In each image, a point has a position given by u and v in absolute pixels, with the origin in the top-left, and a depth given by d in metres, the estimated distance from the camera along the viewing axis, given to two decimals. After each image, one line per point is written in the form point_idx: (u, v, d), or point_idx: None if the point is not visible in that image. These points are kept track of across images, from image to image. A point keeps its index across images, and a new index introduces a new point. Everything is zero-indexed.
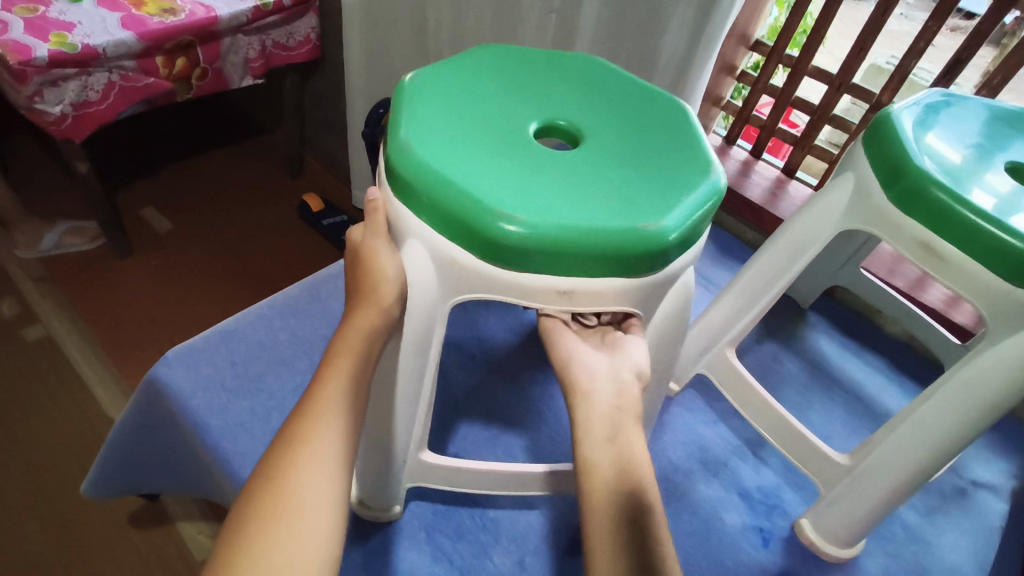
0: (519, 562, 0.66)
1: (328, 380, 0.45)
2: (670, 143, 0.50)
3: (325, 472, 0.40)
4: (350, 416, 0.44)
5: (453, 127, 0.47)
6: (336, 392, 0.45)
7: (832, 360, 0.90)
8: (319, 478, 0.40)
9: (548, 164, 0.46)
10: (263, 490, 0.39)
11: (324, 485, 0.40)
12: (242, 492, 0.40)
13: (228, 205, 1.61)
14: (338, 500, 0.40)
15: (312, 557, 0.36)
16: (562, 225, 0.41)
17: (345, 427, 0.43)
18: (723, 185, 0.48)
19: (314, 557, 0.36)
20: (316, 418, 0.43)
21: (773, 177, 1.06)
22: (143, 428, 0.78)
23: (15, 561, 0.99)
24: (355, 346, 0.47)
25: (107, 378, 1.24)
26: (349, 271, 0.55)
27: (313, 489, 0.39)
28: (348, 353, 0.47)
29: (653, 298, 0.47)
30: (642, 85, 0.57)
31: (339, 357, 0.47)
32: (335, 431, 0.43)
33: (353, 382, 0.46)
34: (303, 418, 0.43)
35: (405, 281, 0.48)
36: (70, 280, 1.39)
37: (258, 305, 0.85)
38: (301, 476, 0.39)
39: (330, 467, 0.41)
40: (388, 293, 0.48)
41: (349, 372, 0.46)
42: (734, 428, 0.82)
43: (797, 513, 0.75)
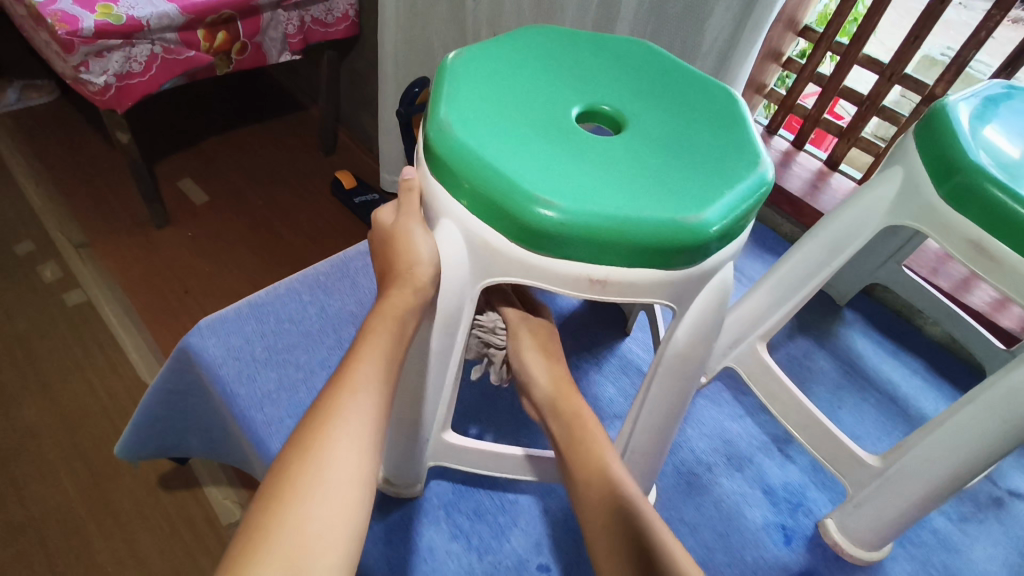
0: (537, 544, 0.66)
1: (362, 353, 0.45)
2: (717, 134, 0.49)
3: (355, 446, 0.40)
4: (381, 392, 0.44)
5: (494, 108, 0.46)
6: (369, 365, 0.45)
7: (867, 360, 0.87)
8: (349, 451, 0.40)
9: (589, 149, 0.45)
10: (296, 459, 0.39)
11: (354, 461, 0.40)
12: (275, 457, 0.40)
13: (262, 179, 1.63)
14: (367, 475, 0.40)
15: (336, 531, 0.36)
16: (600, 212, 0.40)
17: (376, 401, 0.43)
18: (770, 178, 0.46)
19: (338, 532, 0.36)
20: (349, 391, 0.43)
21: (815, 169, 1.03)
22: (174, 393, 0.80)
23: (52, 515, 1.04)
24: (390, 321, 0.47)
25: (142, 344, 1.28)
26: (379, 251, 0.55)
27: (341, 463, 0.39)
28: (382, 329, 0.46)
29: (688, 292, 0.46)
30: (691, 72, 0.55)
31: (372, 330, 0.46)
32: (367, 405, 0.43)
33: (387, 357, 0.45)
34: (335, 390, 0.43)
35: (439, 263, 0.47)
36: (110, 247, 1.43)
37: (289, 279, 0.85)
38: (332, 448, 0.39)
39: (361, 442, 0.41)
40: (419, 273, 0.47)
41: (383, 345, 0.46)
42: (762, 423, 0.81)
43: (822, 512, 0.73)
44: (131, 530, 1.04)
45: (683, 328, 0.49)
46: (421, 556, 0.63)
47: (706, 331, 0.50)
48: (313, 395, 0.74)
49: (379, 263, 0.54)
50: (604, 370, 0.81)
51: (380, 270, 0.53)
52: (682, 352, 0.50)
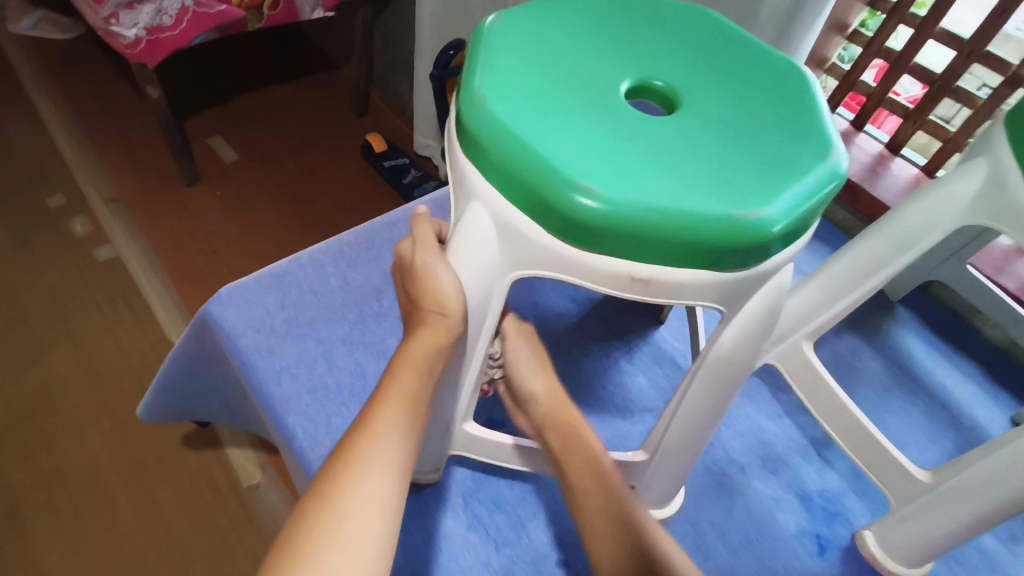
0: (557, 540, 0.64)
1: (386, 394, 0.42)
2: (783, 117, 0.43)
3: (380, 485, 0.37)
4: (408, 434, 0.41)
5: (534, 80, 0.42)
6: (395, 407, 0.41)
7: (918, 362, 0.82)
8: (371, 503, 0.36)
9: (639, 131, 0.40)
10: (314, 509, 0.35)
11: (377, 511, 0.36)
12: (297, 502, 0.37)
13: (292, 140, 1.60)
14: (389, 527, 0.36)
15: None
16: (649, 204, 0.36)
17: (401, 450, 0.40)
18: (842, 171, 0.41)
19: None
20: (373, 435, 0.39)
21: (874, 152, 0.95)
22: (194, 360, 0.79)
23: (79, 468, 1.06)
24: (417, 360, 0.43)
25: (169, 302, 1.28)
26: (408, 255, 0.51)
27: (364, 514, 0.36)
28: (408, 367, 0.43)
29: (740, 294, 0.41)
30: (756, 46, 0.49)
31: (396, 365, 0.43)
32: (391, 452, 0.39)
33: (414, 399, 0.42)
34: (362, 431, 0.40)
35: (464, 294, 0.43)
36: (140, 204, 1.42)
37: (313, 249, 0.83)
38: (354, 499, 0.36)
39: (383, 495, 0.37)
40: (443, 282, 0.44)
41: (409, 386, 0.42)
42: (801, 424, 0.76)
43: (861, 523, 0.69)
44: (155, 487, 1.05)
45: (730, 331, 0.45)
46: (437, 546, 0.61)
47: (755, 336, 0.45)
48: (333, 371, 0.72)
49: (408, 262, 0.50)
50: (635, 360, 0.77)
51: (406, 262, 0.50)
52: (727, 357, 0.46)
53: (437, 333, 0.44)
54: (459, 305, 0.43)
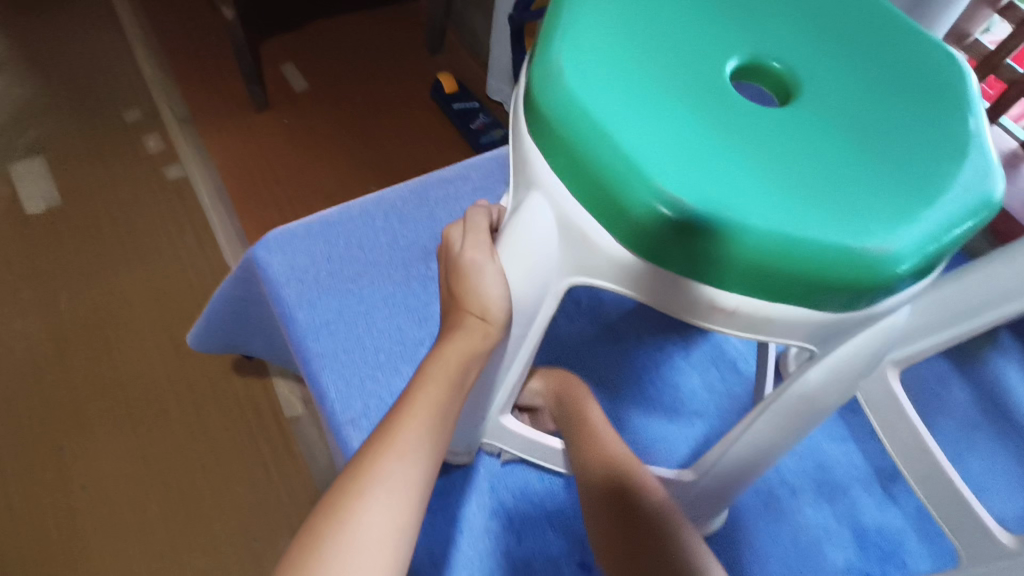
0: (582, 540, 0.61)
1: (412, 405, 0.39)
2: (927, 122, 0.35)
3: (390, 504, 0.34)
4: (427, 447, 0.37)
5: (623, 53, 0.35)
6: (419, 417, 0.38)
7: (1017, 398, 0.72)
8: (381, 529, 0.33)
9: (745, 126, 0.33)
10: (321, 528, 0.33)
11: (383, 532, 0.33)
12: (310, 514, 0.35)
13: (363, 73, 1.56)
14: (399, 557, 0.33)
15: None
16: (745, 223, 0.30)
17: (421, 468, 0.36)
18: (995, 198, 0.33)
19: None
20: (390, 447, 0.36)
21: (1005, 151, 0.82)
22: (239, 300, 0.78)
23: (134, 381, 1.10)
24: (450, 369, 0.40)
25: (230, 228, 1.29)
26: (447, 239, 0.45)
27: (373, 539, 0.33)
28: (440, 376, 0.39)
29: (838, 335, 0.35)
30: (904, 26, 0.40)
31: (426, 371, 0.40)
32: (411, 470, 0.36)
33: (441, 412, 0.39)
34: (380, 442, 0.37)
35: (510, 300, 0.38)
36: (210, 126, 1.42)
37: (365, 200, 0.79)
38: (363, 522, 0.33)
39: (396, 520, 0.34)
40: (487, 282, 0.38)
41: (433, 398, 0.39)
42: (867, 451, 0.69)
43: (919, 569, 0.63)
44: (202, 408, 1.08)
45: (818, 369, 0.38)
46: (457, 529, 0.59)
47: (849, 376, 0.39)
48: (373, 332, 0.70)
49: (445, 247, 0.45)
50: (691, 358, 0.71)
51: (450, 245, 0.44)
52: (809, 397, 0.40)
53: (478, 336, 0.40)
54: (505, 309, 0.39)
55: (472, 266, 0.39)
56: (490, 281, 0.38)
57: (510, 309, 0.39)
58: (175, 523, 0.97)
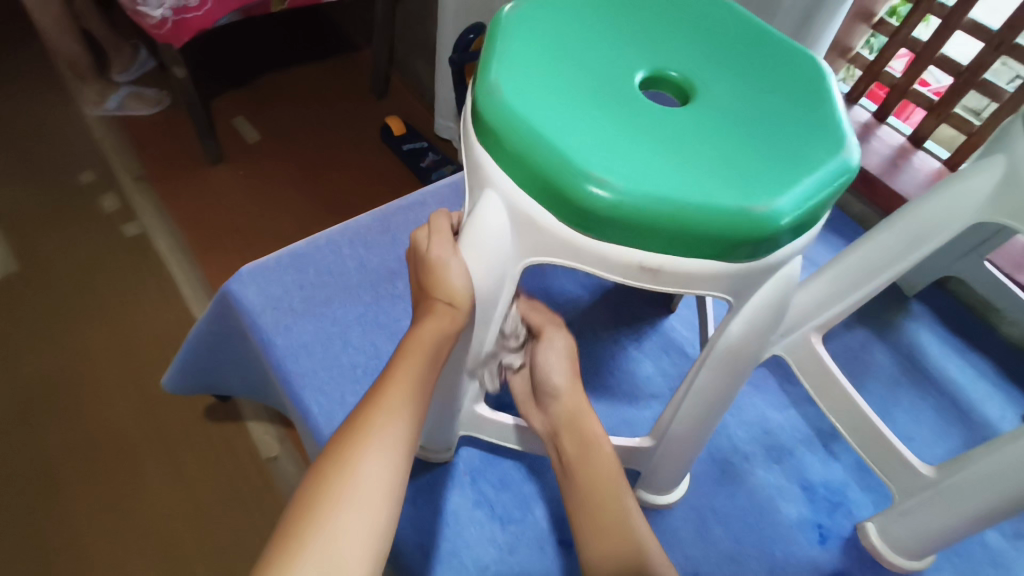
0: (560, 519, 0.66)
1: (396, 373, 0.44)
2: (797, 109, 0.44)
3: (389, 447, 0.40)
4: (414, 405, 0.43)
5: (549, 71, 0.42)
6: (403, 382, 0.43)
7: (930, 357, 0.81)
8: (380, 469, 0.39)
9: (653, 121, 0.41)
10: (327, 472, 0.38)
11: (386, 469, 0.39)
12: (317, 461, 0.40)
13: (314, 121, 1.62)
14: (394, 492, 0.39)
15: (360, 532, 0.36)
16: (657, 194, 0.37)
17: (409, 421, 0.42)
18: (854, 165, 0.41)
19: (363, 533, 0.36)
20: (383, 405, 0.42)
21: (896, 145, 0.93)
22: (215, 335, 0.81)
23: (106, 435, 1.10)
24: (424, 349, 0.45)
25: (193, 278, 1.32)
26: (412, 247, 0.51)
27: (375, 475, 0.38)
28: (415, 352, 0.44)
29: (748, 285, 0.42)
30: (776, 39, 0.49)
31: (404, 352, 0.44)
32: (401, 422, 0.41)
33: (421, 381, 0.44)
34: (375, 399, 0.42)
35: (472, 286, 0.44)
36: (166, 184, 1.45)
37: (331, 230, 0.84)
38: (363, 464, 0.38)
39: (391, 464, 0.39)
40: (453, 274, 0.44)
41: (411, 372, 0.44)
42: (807, 416, 0.77)
43: (863, 514, 0.70)
44: (178, 455, 1.09)
45: (737, 321, 0.45)
46: (444, 521, 0.63)
47: (764, 324, 0.46)
48: (348, 350, 0.74)
49: (412, 254, 0.51)
50: (644, 347, 0.78)
51: (417, 249, 0.50)
52: (734, 347, 0.46)
53: (446, 320, 0.45)
54: (468, 295, 0.44)
55: (439, 262, 0.45)
56: (455, 272, 0.44)
57: (473, 296, 0.45)
58: (158, 570, 0.97)
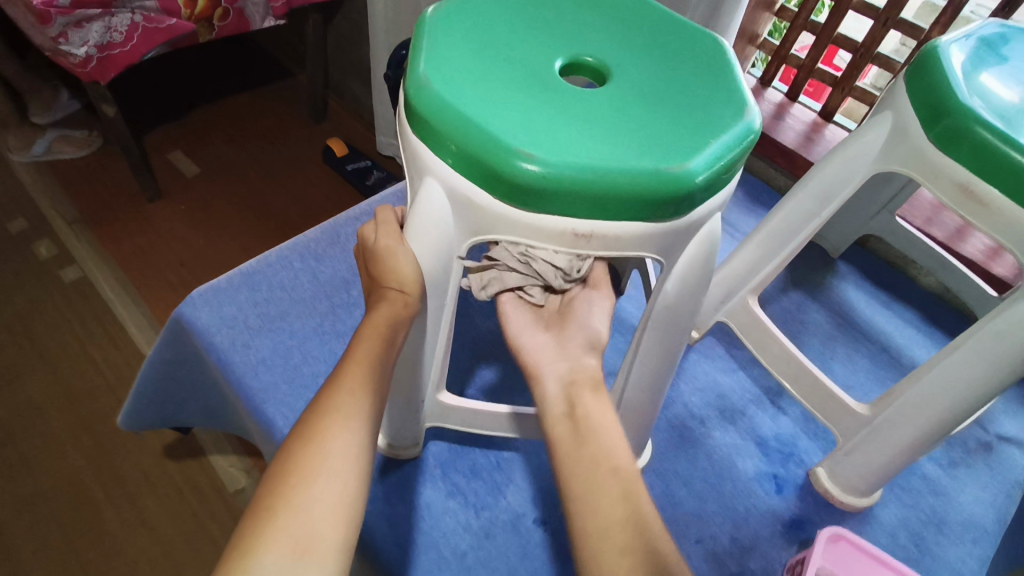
0: (532, 500, 0.68)
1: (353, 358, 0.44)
2: (702, 82, 0.48)
3: (355, 427, 0.40)
4: (374, 386, 0.43)
5: (474, 63, 0.45)
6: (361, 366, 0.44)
7: (860, 311, 0.87)
8: (344, 450, 0.39)
9: (573, 102, 0.44)
10: (295, 453, 0.38)
11: (352, 449, 0.39)
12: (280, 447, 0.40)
13: (253, 149, 1.62)
14: (362, 471, 0.39)
15: (332, 508, 0.36)
16: (582, 164, 0.40)
17: (371, 399, 0.42)
18: (757, 126, 0.45)
19: (334, 509, 0.36)
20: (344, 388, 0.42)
21: (809, 120, 1.00)
22: (171, 363, 0.80)
23: (62, 485, 1.06)
24: (380, 328, 0.46)
25: (140, 317, 1.29)
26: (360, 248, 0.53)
27: (341, 454, 0.38)
28: (371, 334, 0.45)
29: (674, 244, 0.46)
30: (681, 22, 0.53)
31: (361, 335, 0.45)
32: (364, 402, 0.42)
33: (379, 363, 0.44)
34: (336, 384, 0.42)
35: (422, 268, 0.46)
36: (104, 225, 1.42)
37: (280, 247, 0.85)
38: (329, 444, 0.38)
39: (357, 444, 0.40)
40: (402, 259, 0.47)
41: (369, 354, 0.44)
42: (754, 376, 0.82)
43: (813, 461, 0.74)
44: (141, 497, 1.06)
45: (670, 283, 0.50)
46: (419, 515, 0.64)
47: (694, 283, 0.50)
48: (308, 361, 0.75)
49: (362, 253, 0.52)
50: None
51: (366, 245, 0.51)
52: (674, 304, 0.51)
53: (398, 305, 0.47)
54: (417, 279, 0.47)
55: (387, 249, 0.47)
56: (404, 257, 0.46)
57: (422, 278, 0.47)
58: None
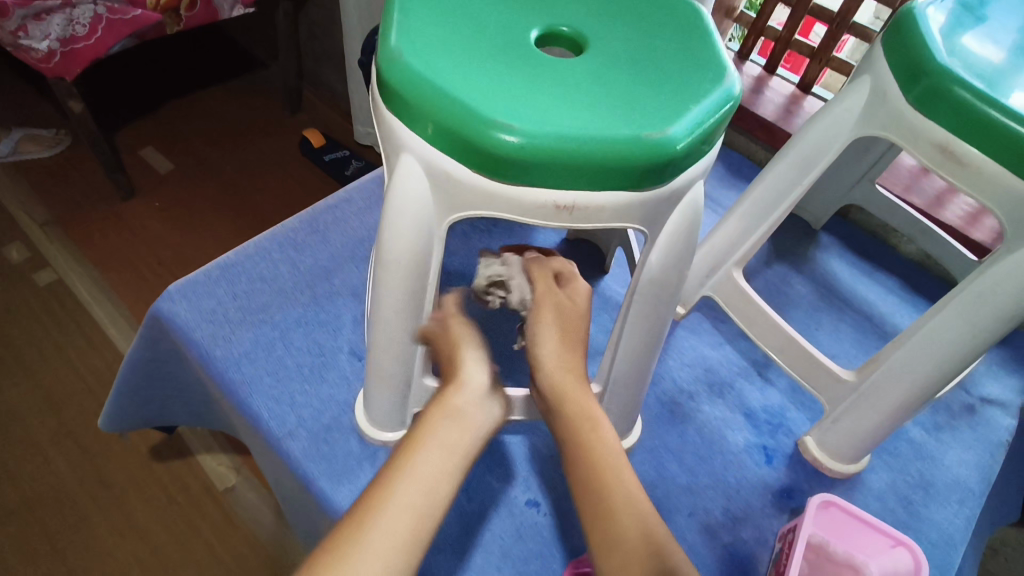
0: (523, 481, 0.67)
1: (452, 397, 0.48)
2: (681, 48, 0.47)
3: (442, 455, 0.44)
4: (470, 421, 0.47)
5: (447, 35, 0.44)
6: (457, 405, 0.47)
7: (843, 281, 0.88)
8: (399, 525, 0.39)
9: (549, 71, 0.43)
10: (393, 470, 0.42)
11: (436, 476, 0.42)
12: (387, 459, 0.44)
13: (227, 144, 1.58)
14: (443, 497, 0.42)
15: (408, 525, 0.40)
16: (561, 133, 0.39)
17: (466, 435, 0.46)
18: (736, 91, 0.45)
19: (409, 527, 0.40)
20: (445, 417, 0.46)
21: (787, 93, 1.00)
22: (151, 361, 0.79)
23: (46, 492, 1.04)
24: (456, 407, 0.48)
25: (119, 318, 1.26)
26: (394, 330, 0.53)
27: (424, 478, 0.42)
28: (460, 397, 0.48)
29: (657, 213, 0.45)
30: None
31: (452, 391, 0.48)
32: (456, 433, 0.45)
33: (468, 415, 0.47)
34: (435, 412, 0.46)
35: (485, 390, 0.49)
36: (77, 226, 1.39)
37: (258, 238, 0.83)
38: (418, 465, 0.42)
39: (442, 469, 0.43)
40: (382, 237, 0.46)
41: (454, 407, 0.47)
42: (741, 349, 0.82)
43: (802, 431, 0.75)
44: (128, 501, 1.04)
45: (655, 252, 0.49)
46: None
47: (678, 253, 0.50)
48: (292, 352, 0.74)
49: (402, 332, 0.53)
50: None
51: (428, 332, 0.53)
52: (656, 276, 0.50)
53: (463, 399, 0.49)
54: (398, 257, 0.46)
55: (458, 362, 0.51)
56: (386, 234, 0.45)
57: (403, 255, 0.46)
58: None
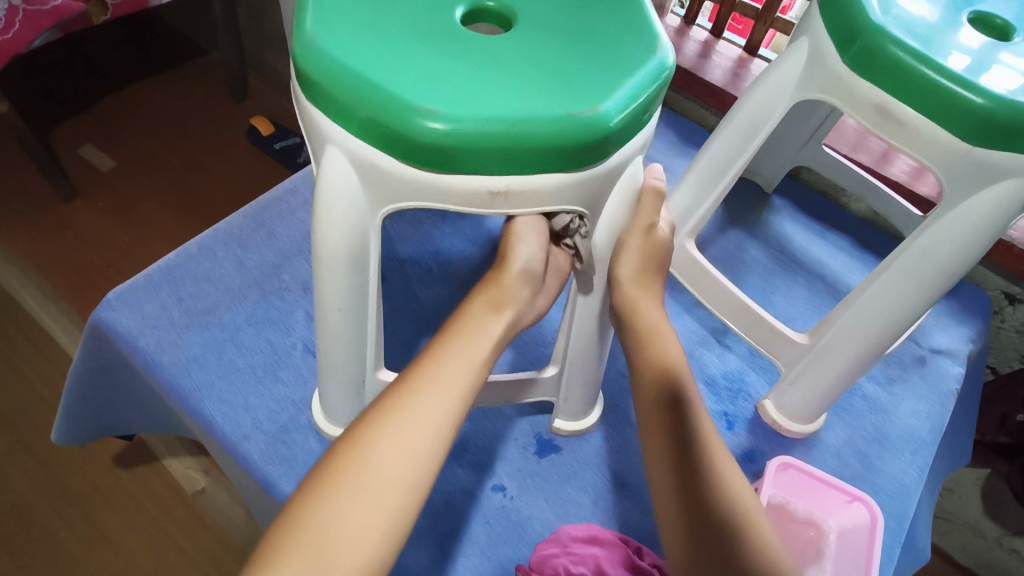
0: (488, 466, 0.67)
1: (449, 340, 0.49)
2: (612, 19, 0.46)
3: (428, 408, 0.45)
4: (463, 371, 0.47)
5: (365, 16, 0.42)
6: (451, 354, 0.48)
7: (797, 243, 0.89)
8: (377, 483, 0.41)
9: (474, 49, 0.42)
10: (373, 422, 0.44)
11: (419, 434, 0.43)
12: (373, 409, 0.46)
13: (170, 137, 1.52)
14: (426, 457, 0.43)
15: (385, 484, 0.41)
16: (487, 116, 0.38)
17: (455, 390, 0.46)
18: (670, 61, 0.44)
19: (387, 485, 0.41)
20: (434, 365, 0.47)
21: (734, 56, 0.99)
22: (98, 372, 0.75)
23: (5, 510, 1.00)
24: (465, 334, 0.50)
25: (69, 325, 1.22)
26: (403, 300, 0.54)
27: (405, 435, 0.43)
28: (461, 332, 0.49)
29: (595, 193, 0.44)
30: None
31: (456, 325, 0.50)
32: (445, 388, 0.46)
33: (467, 353, 0.48)
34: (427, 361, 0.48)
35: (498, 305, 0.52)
36: (15, 231, 1.32)
37: (200, 236, 0.80)
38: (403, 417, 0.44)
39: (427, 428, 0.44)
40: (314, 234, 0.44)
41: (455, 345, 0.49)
42: (700, 318, 0.82)
43: (762, 395, 0.76)
44: (94, 513, 1.01)
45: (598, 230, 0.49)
46: None
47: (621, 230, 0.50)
48: (243, 353, 0.72)
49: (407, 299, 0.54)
50: None
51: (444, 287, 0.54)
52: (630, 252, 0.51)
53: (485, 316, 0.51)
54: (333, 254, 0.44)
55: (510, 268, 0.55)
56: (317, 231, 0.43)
57: (338, 252, 0.44)
58: None
